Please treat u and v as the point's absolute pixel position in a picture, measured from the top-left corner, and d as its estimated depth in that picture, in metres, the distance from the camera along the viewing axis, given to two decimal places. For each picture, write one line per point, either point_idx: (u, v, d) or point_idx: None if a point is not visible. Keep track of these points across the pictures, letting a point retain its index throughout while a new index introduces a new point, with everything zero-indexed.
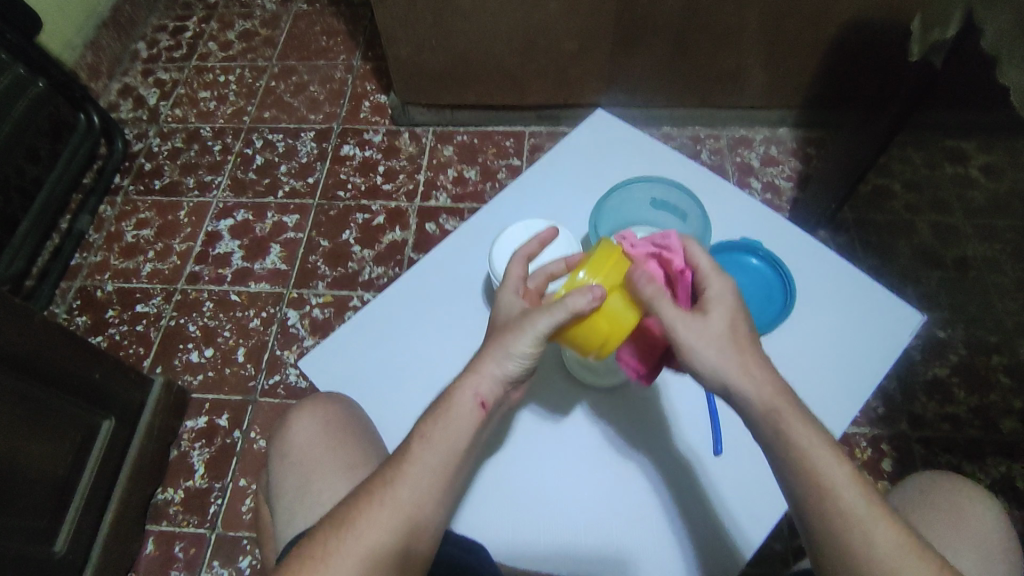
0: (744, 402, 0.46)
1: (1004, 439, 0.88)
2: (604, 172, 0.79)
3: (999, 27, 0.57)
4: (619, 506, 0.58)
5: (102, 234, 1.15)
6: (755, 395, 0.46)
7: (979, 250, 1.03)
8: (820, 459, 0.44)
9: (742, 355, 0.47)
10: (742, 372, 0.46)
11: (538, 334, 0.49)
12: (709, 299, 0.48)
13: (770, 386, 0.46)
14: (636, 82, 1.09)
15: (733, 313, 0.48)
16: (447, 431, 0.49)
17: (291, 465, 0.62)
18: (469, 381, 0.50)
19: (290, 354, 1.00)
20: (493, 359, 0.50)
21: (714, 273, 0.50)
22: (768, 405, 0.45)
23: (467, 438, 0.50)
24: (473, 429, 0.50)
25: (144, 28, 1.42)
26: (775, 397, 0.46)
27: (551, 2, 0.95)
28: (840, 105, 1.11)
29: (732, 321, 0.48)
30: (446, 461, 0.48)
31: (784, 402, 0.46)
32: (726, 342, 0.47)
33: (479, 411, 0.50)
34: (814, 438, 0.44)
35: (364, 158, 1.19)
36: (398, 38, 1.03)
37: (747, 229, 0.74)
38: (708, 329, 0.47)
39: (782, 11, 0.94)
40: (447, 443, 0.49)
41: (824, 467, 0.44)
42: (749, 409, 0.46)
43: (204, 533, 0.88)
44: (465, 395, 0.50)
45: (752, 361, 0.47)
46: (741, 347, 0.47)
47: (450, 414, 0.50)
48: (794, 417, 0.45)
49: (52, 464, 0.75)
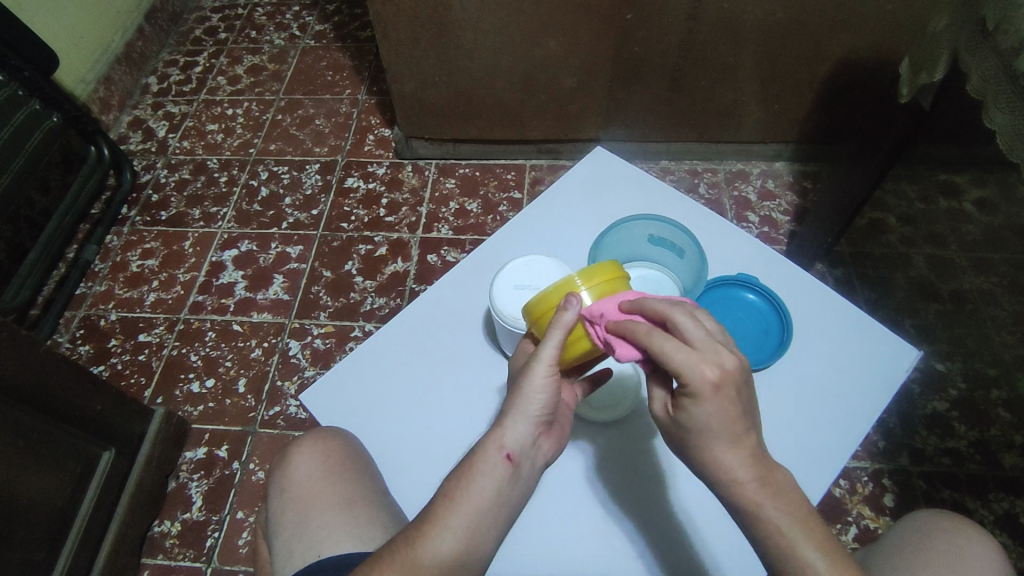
0: (716, 484, 0.44)
1: (1006, 475, 0.88)
2: (603, 208, 0.81)
3: (985, 71, 0.59)
4: (615, 541, 0.58)
5: (107, 263, 1.16)
6: (730, 485, 0.43)
7: (975, 283, 1.04)
8: (795, 543, 0.41)
9: (720, 452, 0.43)
10: (723, 461, 0.43)
11: (546, 364, 0.49)
12: (684, 399, 0.44)
13: (746, 475, 0.43)
14: (635, 118, 1.12)
15: (715, 413, 0.42)
16: (475, 491, 0.45)
17: (290, 500, 0.61)
18: (495, 435, 0.48)
19: (290, 386, 1.00)
20: (515, 411, 0.49)
21: (689, 369, 0.42)
22: (740, 494, 0.43)
23: (496, 500, 0.46)
24: (502, 486, 0.46)
25: (154, 63, 1.46)
26: (751, 484, 0.43)
27: (551, 41, 0.98)
28: (833, 140, 1.13)
29: (710, 422, 0.42)
30: (473, 526, 0.45)
31: (762, 490, 0.42)
32: (701, 437, 0.44)
33: (507, 465, 0.47)
34: (791, 524, 0.41)
35: (367, 190, 1.22)
36: (403, 75, 1.06)
37: (743, 266, 0.75)
38: (685, 426, 0.44)
39: (775, 52, 0.97)
40: (472, 503, 0.45)
41: (801, 555, 0.41)
42: (722, 493, 0.44)
43: (200, 567, 0.87)
44: (488, 453, 0.47)
45: (731, 454, 0.43)
46: (722, 442, 0.43)
47: (475, 472, 0.46)
48: (770, 505, 0.42)
49: (50, 496, 0.74)
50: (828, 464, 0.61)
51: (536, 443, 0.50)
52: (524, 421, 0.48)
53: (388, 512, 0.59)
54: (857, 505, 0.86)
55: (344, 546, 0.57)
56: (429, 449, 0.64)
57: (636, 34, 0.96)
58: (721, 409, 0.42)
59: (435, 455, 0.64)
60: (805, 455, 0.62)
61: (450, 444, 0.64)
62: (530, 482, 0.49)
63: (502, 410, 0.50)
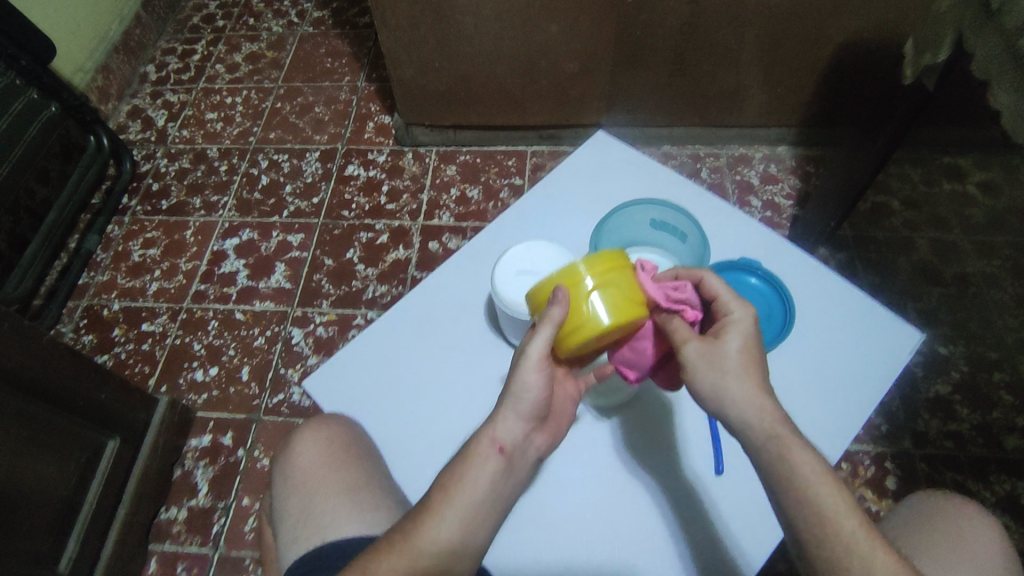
0: (741, 428, 0.44)
1: (1008, 457, 0.88)
2: (604, 192, 0.80)
3: (988, 50, 0.58)
4: (627, 524, 0.58)
5: (109, 253, 1.16)
6: (757, 422, 0.44)
7: (978, 267, 1.04)
8: (820, 489, 0.41)
9: (747, 381, 0.45)
10: (753, 394, 0.44)
11: (534, 358, 0.50)
12: (726, 326, 0.47)
13: (772, 412, 0.44)
14: (636, 102, 1.11)
15: (752, 340, 0.47)
16: (469, 483, 0.47)
17: (294, 487, 0.62)
18: (487, 428, 0.49)
19: (294, 373, 1.00)
20: (505, 406, 0.50)
21: (736, 302, 0.48)
22: (772, 433, 0.43)
23: (489, 491, 0.47)
24: (495, 477, 0.48)
25: (152, 51, 1.45)
26: (777, 423, 0.44)
27: (551, 25, 0.97)
28: (836, 123, 1.12)
29: (746, 349, 0.46)
30: (469, 515, 0.46)
31: (787, 431, 0.44)
32: (737, 364, 0.45)
33: (500, 457, 0.48)
34: (817, 470, 0.42)
35: (368, 178, 1.21)
36: (402, 61, 1.05)
37: (746, 250, 0.75)
38: (721, 354, 0.46)
39: (777, 34, 0.96)
40: (467, 495, 0.46)
41: (824, 497, 0.41)
42: (749, 438, 0.44)
43: (207, 552, 0.88)
44: (482, 446, 0.48)
45: (759, 387, 0.45)
46: (751, 371, 0.45)
47: (469, 464, 0.48)
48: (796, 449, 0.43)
49: (56, 484, 0.75)
50: (832, 447, 0.62)
51: (528, 437, 0.51)
52: (514, 416, 0.50)
53: (391, 497, 0.61)
54: (859, 488, 0.86)
55: (348, 529, 0.58)
56: (433, 433, 0.64)
57: (637, 19, 0.95)
58: (755, 341, 0.47)
59: (439, 439, 0.64)
60: (810, 435, 0.62)
61: (454, 428, 0.64)
62: (522, 473, 0.50)
63: (495, 405, 0.51)
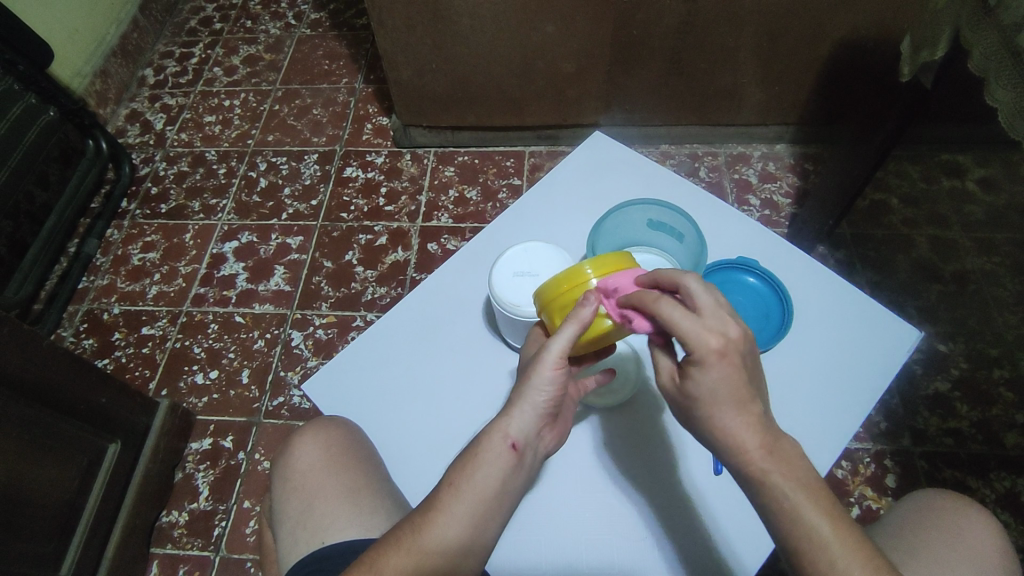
0: (724, 450, 0.43)
1: (1007, 454, 0.88)
2: (601, 192, 0.80)
3: (987, 48, 0.58)
4: (626, 527, 0.58)
5: (108, 257, 1.16)
6: (737, 453, 0.43)
7: (978, 264, 1.04)
8: (805, 514, 0.40)
9: (719, 421, 0.43)
10: (728, 432, 0.42)
11: (555, 356, 0.49)
12: (689, 367, 0.44)
13: (754, 443, 0.42)
14: (634, 102, 1.11)
15: (720, 379, 0.42)
16: (479, 480, 0.47)
17: (293, 489, 0.62)
18: (500, 424, 0.49)
19: (294, 375, 1.01)
20: (520, 400, 0.50)
21: (693, 335, 0.42)
22: (748, 462, 0.42)
23: (499, 488, 0.48)
24: (506, 474, 0.48)
25: (151, 55, 1.45)
26: (758, 453, 0.42)
27: (548, 25, 0.97)
28: (834, 121, 1.12)
29: (715, 390, 0.43)
30: (477, 512, 0.47)
31: (769, 461, 0.42)
32: (707, 407, 0.43)
33: (511, 454, 0.48)
34: (800, 498, 0.41)
35: (367, 179, 1.21)
36: (400, 62, 1.05)
37: (743, 249, 0.75)
38: (689, 398, 0.44)
39: (774, 33, 0.96)
40: (476, 493, 0.47)
41: (807, 523, 0.40)
42: (732, 464, 0.43)
43: (208, 556, 0.88)
44: (494, 441, 0.48)
45: (737, 421, 0.42)
46: (726, 408, 0.43)
47: (479, 461, 0.48)
48: (778, 477, 0.41)
49: (58, 488, 0.75)
50: (829, 446, 0.62)
51: (539, 434, 0.52)
52: (529, 410, 0.50)
53: (390, 499, 0.60)
54: (859, 486, 0.87)
55: (347, 532, 0.58)
56: (431, 435, 0.64)
57: (634, 18, 0.95)
58: (726, 377, 0.42)
59: (437, 442, 0.64)
60: (807, 434, 0.62)
61: (452, 430, 0.64)
62: (528, 470, 0.51)
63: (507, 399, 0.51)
